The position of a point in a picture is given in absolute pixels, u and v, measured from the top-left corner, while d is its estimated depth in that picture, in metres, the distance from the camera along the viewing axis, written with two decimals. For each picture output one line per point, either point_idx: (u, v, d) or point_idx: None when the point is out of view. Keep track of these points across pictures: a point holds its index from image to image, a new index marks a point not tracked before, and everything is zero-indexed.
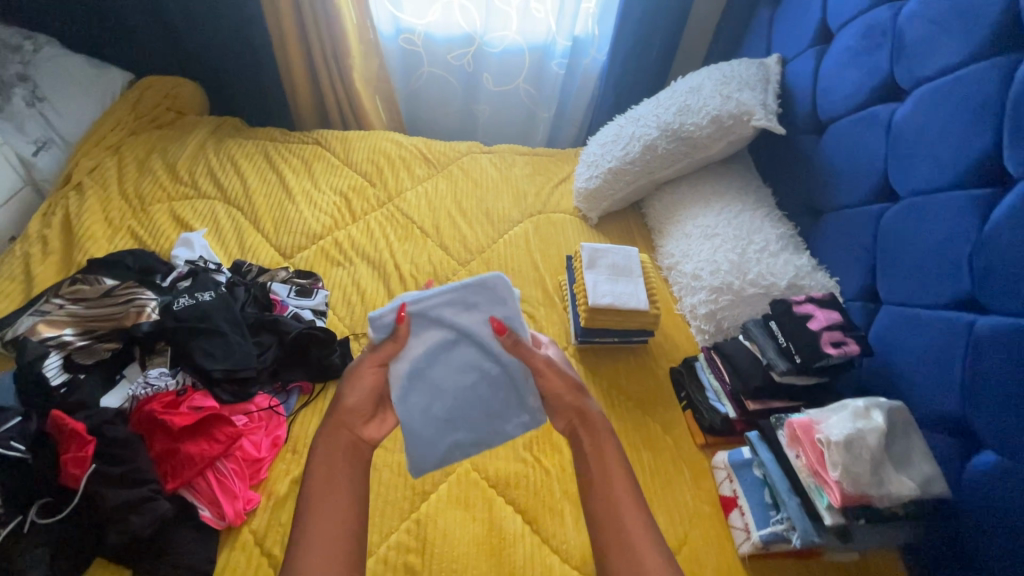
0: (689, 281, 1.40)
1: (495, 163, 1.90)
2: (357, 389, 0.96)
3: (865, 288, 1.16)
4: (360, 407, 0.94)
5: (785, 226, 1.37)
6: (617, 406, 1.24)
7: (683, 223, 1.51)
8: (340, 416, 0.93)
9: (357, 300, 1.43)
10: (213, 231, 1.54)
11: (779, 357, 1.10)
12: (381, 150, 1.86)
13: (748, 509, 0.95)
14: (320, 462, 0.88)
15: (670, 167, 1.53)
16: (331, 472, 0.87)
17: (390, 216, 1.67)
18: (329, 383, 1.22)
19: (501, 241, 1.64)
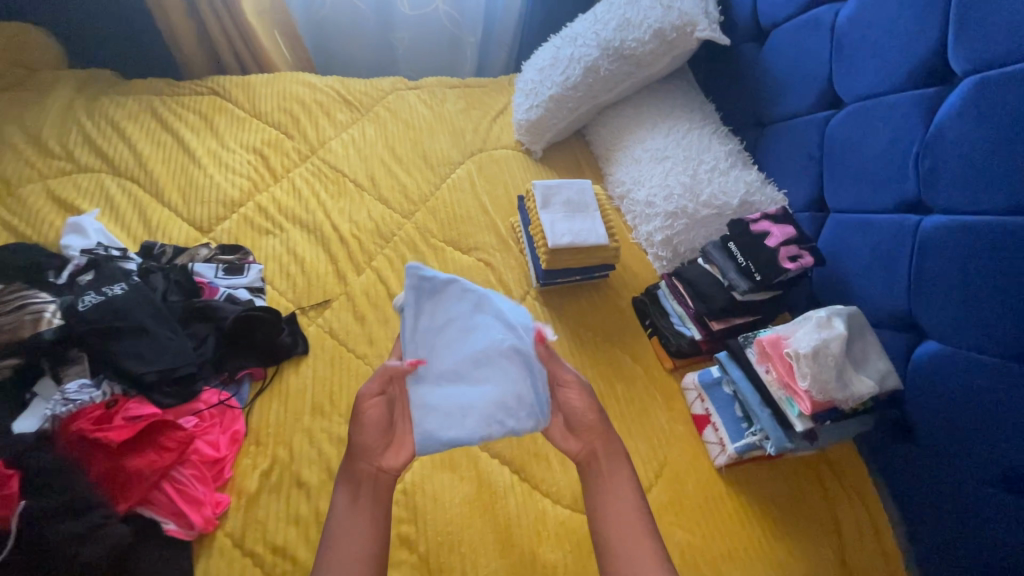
0: (643, 209, 1.38)
1: (424, 100, 1.73)
2: (377, 408, 0.94)
3: (813, 198, 1.18)
4: (370, 441, 0.92)
5: (731, 142, 1.35)
6: (585, 342, 1.24)
7: (631, 148, 1.46)
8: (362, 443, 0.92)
9: (296, 269, 1.29)
10: (108, 210, 1.32)
11: (739, 277, 1.10)
12: (292, 95, 1.64)
13: (722, 425, 1.05)
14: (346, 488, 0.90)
15: (613, 90, 1.45)
16: (357, 504, 0.88)
17: (318, 172, 1.50)
18: (282, 367, 1.13)
19: (445, 186, 1.52)
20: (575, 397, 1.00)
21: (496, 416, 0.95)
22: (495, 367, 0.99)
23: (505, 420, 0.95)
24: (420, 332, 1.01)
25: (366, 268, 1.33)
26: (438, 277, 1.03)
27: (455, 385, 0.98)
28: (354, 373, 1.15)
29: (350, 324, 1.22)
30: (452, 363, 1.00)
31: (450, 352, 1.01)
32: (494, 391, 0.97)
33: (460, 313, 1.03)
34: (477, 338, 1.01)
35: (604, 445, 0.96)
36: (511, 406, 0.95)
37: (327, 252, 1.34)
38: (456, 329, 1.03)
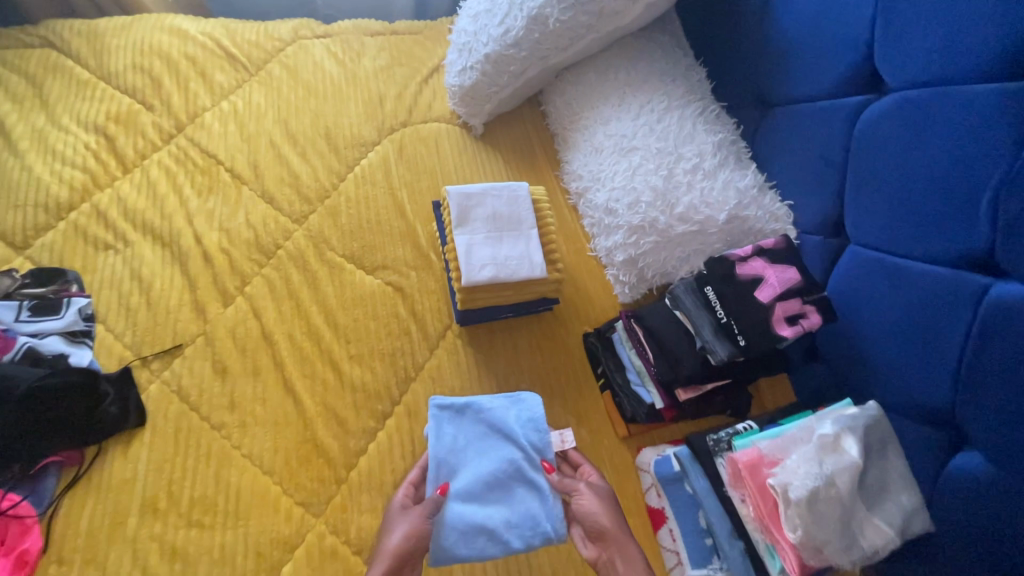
0: (602, 217, 1.04)
1: (334, 53, 1.33)
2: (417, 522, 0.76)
3: (827, 219, 0.86)
4: (412, 555, 0.74)
5: (721, 128, 1.00)
6: None
7: (591, 130, 1.09)
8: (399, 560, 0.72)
9: (139, 301, 0.99)
10: None
11: (717, 338, 0.78)
12: (154, 48, 1.24)
13: (680, 538, 0.81)
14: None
15: (567, 49, 1.08)
16: None
17: (183, 160, 1.15)
18: (104, 448, 0.86)
19: (351, 177, 1.17)
20: (591, 509, 0.80)
21: (508, 537, 0.79)
22: (510, 493, 0.83)
23: (515, 539, 0.80)
24: (441, 456, 0.83)
25: (236, 296, 1.02)
26: (458, 405, 0.87)
27: (470, 507, 0.81)
28: (203, 451, 0.88)
29: (205, 379, 0.94)
30: (468, 487, 0.82)
31: (465, 474, 0.83)
32: (509, 511, 0.82)
33: (477, 434, 0.86)
34: (493, 459, 0.85)
35: (622, 555, 0.75)
36: (524, 527, 0.81)
37: (184, 275, 1.02)
38: (473, 454, 0.85)
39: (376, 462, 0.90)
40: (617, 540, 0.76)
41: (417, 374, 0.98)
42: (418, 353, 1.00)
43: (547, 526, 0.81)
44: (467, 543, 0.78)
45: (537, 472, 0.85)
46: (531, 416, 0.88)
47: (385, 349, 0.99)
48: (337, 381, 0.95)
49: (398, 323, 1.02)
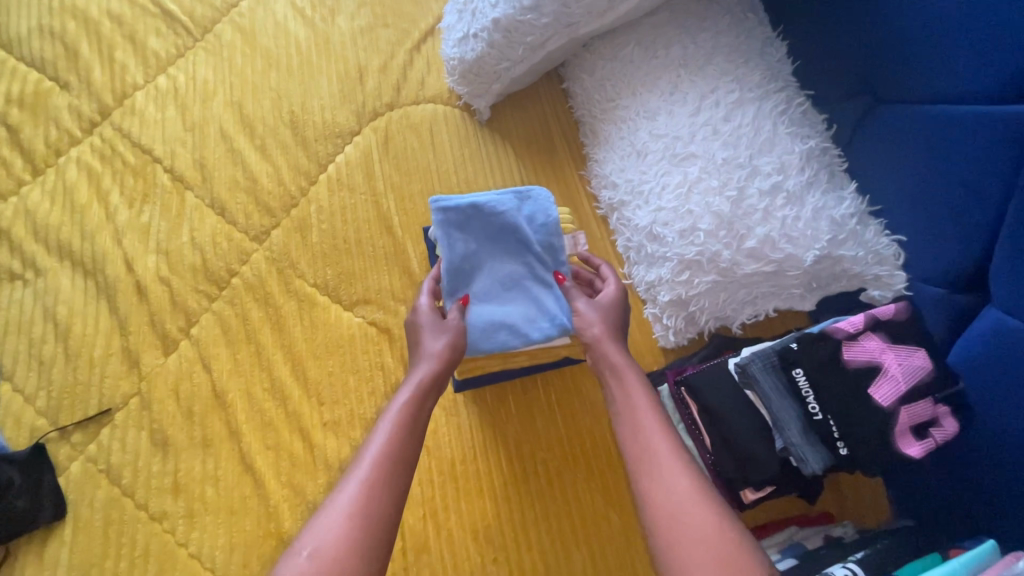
0: (643, 242, 0.81)
1: (300, 9, 1.04)
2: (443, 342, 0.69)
3: (956, 269, 0.64)
4: (442, 356, 0.67)
5: (809, 130, 0.75)
6: (532, 475, 0.79)
7: (630, 123, 0.84)
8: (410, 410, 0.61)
9: (55, 351, 0.78)
10: None
11: (810, 441, 0.59)
12: (68, 5, 0.97)
13: None
14: (376, 459, 0.55)
15: (604, 15, 0.82)
16: (410, 435, 0.59)
17: (110, 157, 0.91)
18: (14, 551, 0.69)
19: (323, 179, 0.93)
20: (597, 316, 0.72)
21: (530, 330, 0.74)
22: (528, 291, 0.76)
23: (537, 331, 0.74)
24: (454, 263, 0.74)
25: (180, 342, 0.81)
26: (465, 208, 0.75)
27: (487, 308, 0.74)
28: (138, 551, 0.70)
29: (140, 454, 0.75)
30: (486, 288, 0.75)
31: (481, 278, 0.76)
32: (528, 308, 0.75)
33: (490, 242, 0.75)
34: (512, 261, 0.77)
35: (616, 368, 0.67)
36: (545, 321, 0.74)
37: (112, 315, 0.81)
38: (485, 257, 0.76)
39: None
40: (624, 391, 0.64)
41: None
42: None
43: (566, 317, 0.74)
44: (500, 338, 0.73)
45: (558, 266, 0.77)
46: (544, 213, 0.79)
47: (368, 412, 0.80)
48: (308, 455, 0.77)
49: (384, 375, 0.82)
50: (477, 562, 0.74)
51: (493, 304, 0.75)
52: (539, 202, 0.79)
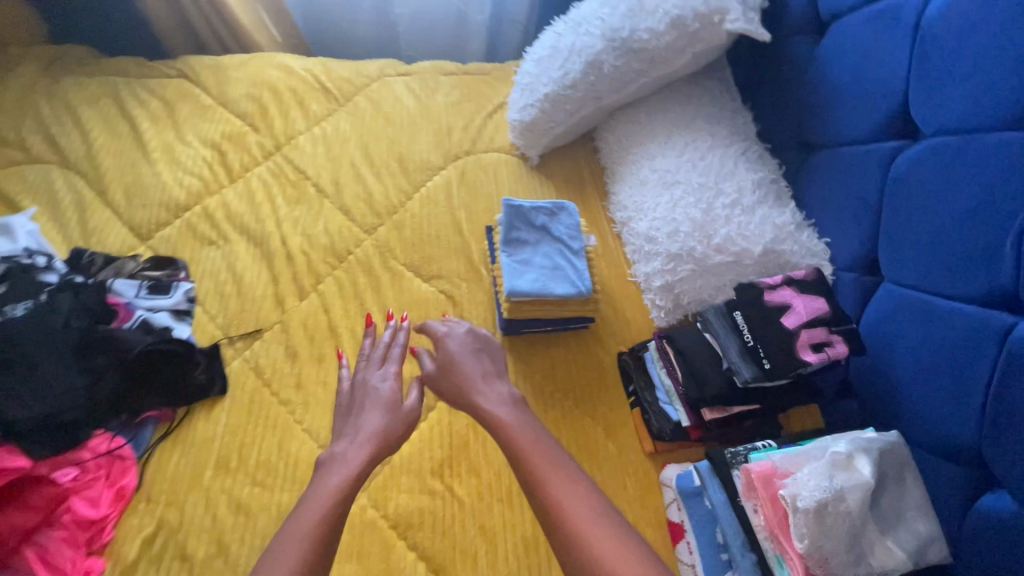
0: (643, 245, 1.11)
1: (413, 90, 1.51)
2: (375, 411, 0.90)
3: (861, 256, 0.90)
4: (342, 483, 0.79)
5: (762, 167, 1.06)
6: (551, 408, 1.04)
7: (637, 164, 1.18)
8: (308, 517, 0.72)
9: (232, 289, 1.15)
10: (50, 207, 1.23)
11: (743, 360, 0.83)
12: (264, 81, 1.47)
13: (697, 550, 0.86)
14: None
15: (621, 91, 1.17)
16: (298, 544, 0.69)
17: (277, 173, 1.33)
18: (193, 408, 1.00)
19: (417, 197, 1.31)
20: (472, 360, 0.95)
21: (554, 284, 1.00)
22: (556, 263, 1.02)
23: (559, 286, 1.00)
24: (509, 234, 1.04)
25: (311, 292, 1.16)
26: (522, 206, 1.06)
27: (523, 269, 1.01)
28: (271, 423, 1.00)
29: (278, 360, 1.07)
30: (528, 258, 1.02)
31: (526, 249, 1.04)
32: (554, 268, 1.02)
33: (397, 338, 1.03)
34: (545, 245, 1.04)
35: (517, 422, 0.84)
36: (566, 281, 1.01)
37: (270, 271, 1.18)
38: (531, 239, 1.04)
39: (416, 450, 0.97)
40: (519, 438, 0.80)
41: None
42: None
43: (582, 282, 1.01)
44: (533, 282, 0.99)
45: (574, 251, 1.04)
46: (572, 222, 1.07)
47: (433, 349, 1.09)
48: None
49: None
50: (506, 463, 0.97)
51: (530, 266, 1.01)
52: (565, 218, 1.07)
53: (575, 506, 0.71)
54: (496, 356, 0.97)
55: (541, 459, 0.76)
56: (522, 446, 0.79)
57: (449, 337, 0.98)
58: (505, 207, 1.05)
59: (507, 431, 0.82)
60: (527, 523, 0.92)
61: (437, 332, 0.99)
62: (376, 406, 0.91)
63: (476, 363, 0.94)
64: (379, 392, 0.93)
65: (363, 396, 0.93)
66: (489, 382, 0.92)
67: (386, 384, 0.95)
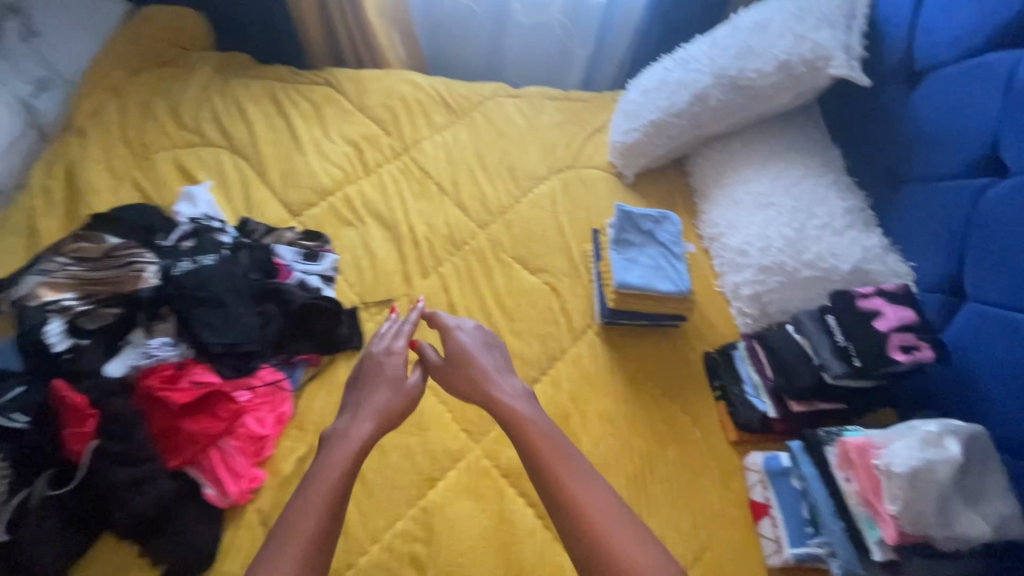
0: (734, 257, 1.24)
1: (523, 110, 1.70)
2: (386, 390, 0.99)
3: (947, 278, 1.00)
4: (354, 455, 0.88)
5: (852, 196, 1.18)
6: (643, 394, 1.16)
7: (731, 187, 1.32)
8: (328, 481, 0.82)
9: (367, 263, 1.33)
10: (220, 183, 1.46)
11: (834, 358, 0.96)
12: (396, 93, 1.69)
13: (783, 523, 0.97)
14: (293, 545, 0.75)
15: (723, 121, 1.32)
16: (318, 506, 0.79)
17: (405, 171, 1.53)
18: (336, 357, 1.17)
19: (525, 201, 1.48)
20: (480, 355, 1.04)
21: (659, 283, 1.14)
22: (660, 264, 1.16)
23: (663, 284, 1.14)
24: (619, 236, 1.18)
25: (433, 272, 1.33)
26: (631, 213, 1.21)
27: (631, 266, 1.15)
28: None
29: None
30: (636, 258, 1.16)
31: (633, 250, 1.18)
32: (658, 268, 1.16)
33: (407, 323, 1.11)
34: (650, 248, 1.18)
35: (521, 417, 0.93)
36: (669, 280, 1.15)
37: (398, 252, 1.36)
38: (638, 242, 1.18)
39: None
40: (528, 430, 0.90)
41: (562, 356, 1.21)
42: (564, 339, 1.23)
43: (682, 283, 1.15)
44: (640, 279, 1.13)
45: (676, 255, 1.18)
46: (674, 230, 1.21)
47: (539, 330, 1.23)
48: None
49: (552, 314, 1.26)
50: (601, 436, 1.09)
51: (637, 264, 1.15)
52: (667, 226, 1.21)
53: (579, 495, 0.81)
54: (501, 357, 1.06)
55: (550, 451, 0.87)
56: (530, 437, 0.89)
57: (459, 334, 1.07)
58: (618, 212, 1.20)
59: (516, 422, 0.92)
60: (620, 488, 1.03)
61: (445, 326, 1.09)
62: (385, 385, 1.00)
63: (485, 359, 1.04)
64: (390, 373, 1.02)
65: (374, 374, 1.02)
66: (495, 376, 1.01)
67: (397, 366, 1.03)
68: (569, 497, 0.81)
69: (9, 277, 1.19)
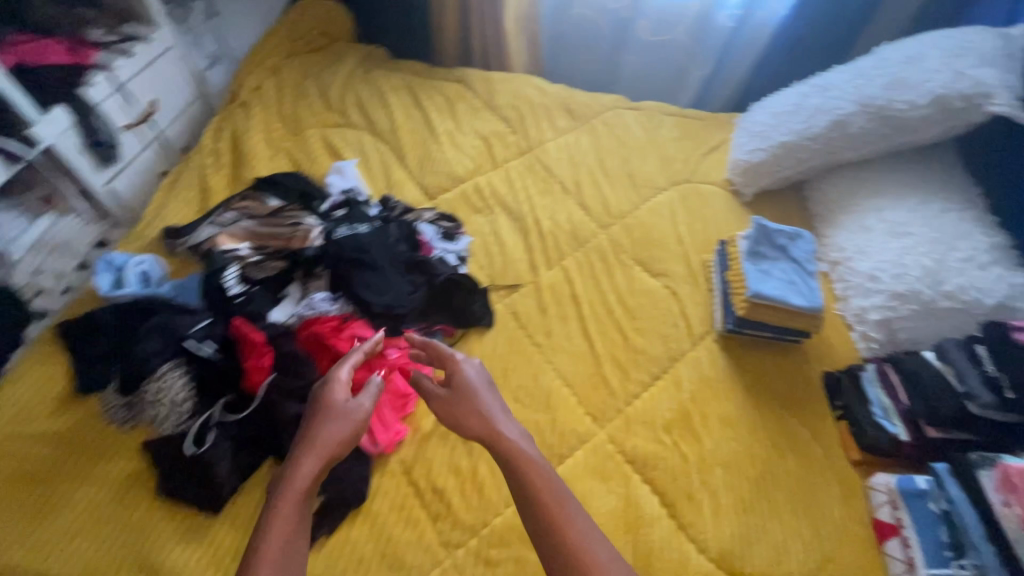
0: (863, 282, 1.25)
1: (642, 122, 1.76)
2: (357, 420, 0.88)
3: None
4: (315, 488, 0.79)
5: (996, 234, 1.18)
6: (763, 404, 1.18)
7: (861, 214, 1.34)
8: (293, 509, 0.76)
9: (496, 249, 1.41)
10: (363, 161, 1.58)
11: (982, 387, 1.00)
12: (523, 95, 1.78)
13: (920, 544, 0.96)
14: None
15: (859, 149, 1.35)
16: (285, 537, 0.73)
17: (530, 167, 1.61)
18: (469, 330, 1.24)
19: (646, 207, 1.53)
20: (475, 391, 0.94)
21: (793, 295, 1.17)
22: (794, 278, 1.20)
23: (796, 297, 1.17)
24: (752, 248, 1.25)
25: (557, 264, 1.40)
26: (765, 227, 1.27)
27: (765, 277, 1.20)
28: (527, 360, 1.21)
29: (532, 311, 1.30)
30: (769, 270, 1.21)
31: (766, 263, 1.23)
32: (791, 282, 1.20)
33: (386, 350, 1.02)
34: (783, 262, 1.23)
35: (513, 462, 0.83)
36: (802, 295, 1.18)
37: (525, 242, 1.44)
38: (771, 255, 1.24)
39: (648, 406, 1.15)
40: (522, 473, 0.81)
41: (682, 357, 1.24)
42: (684, 341, 1.26)
43: (817, 299, 1.17)
44: (774, 290, 1.18)
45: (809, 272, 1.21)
46: (808, 248, 1.25)
47: (660, 330, 1.28)
48: (622, 343, 1.26)
49: (672, 317, 1.30)
50: (721, 438, 1.12)
51: (770, 276, 1.20)
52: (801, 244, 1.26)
53: (583, 545, 0.72)
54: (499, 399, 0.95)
55: (544, 496, 0.77)
56: (525, 480, 0.80)
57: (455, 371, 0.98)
58: (754, 224, 1.27)
59: (513, 464, 0.82)
60: (741, 489, 1.06)
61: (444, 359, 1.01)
62: (352, 413, 0.89)
63: (489, 398, 0.94)
64: (358, 401, 0.91)
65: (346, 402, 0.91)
66: (490, 415, 0.90)
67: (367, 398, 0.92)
68: (570, 545, 0.72)
69: (188, 224, 1.33)
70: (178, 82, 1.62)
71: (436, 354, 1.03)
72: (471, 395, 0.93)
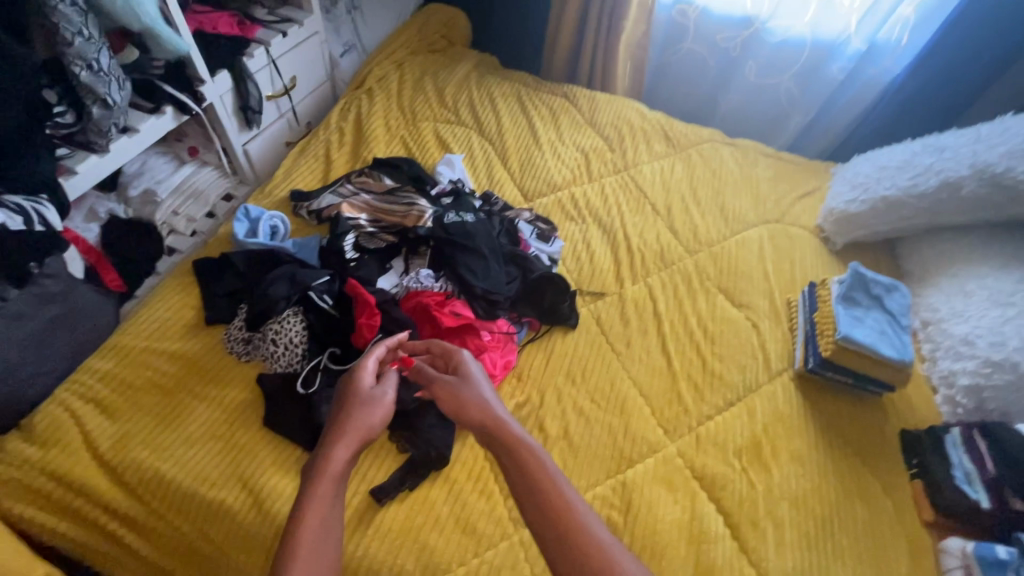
0: (956, 345, 1.24)
1: (737, 158, 1.80)
2: (380, 409, 0.91)
3: None
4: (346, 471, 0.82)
5: None
6: (836, 448, 1.18)
7: (959, 278, 1.33)
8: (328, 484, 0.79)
9: (585, 257, 1.48)
10: (469, 157, 1.68)
11: None
12: (624, 117, 1.85)
13: None
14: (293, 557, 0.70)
15: (966, 213, 1.35)
16: (319, 511, 0.76)
17: (624, 186, 1.67)
18: (554, 328, 1.31)
19: (734, 240, 1.56)
20: (476, 383, 0.96)
21: (883, 345, 1.18)
22: (886, 329, 1.22)
23: (887, 347, 1.18)
24: (846, 293, 1.28)
25: (642, 280, 1.45)
26: (860, 275, 1.31)
27: (856, 322, 1.23)
28: (606, 364, 1.26)
29: (614, 320, 1.35)
30: (861, 317, 1.24)
31: (858, 310, 1.26)
32: (882, 333, 1.22)
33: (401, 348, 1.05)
34: (875, 312, 1.25)
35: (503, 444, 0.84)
36: (893, 346, 1.19)
37: (613, 254, 1.49)
38: (864, 302, 1.27)
39: (720, 429, 1.18)
40: (516, 451, 0.82)
41: (757, 389, 1.26)
42: (760, 374, 1.28)
43: (907, 354, 1.18)
44: (865, 336, 1.20)
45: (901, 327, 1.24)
46: (901, 304, 1.28)
47: (738, 358, 1.30)
48: (699, 365, 1.29)
49: (751, 349, 1.33)
50: (791, 473, 1.13)
51: (862, 322, 1.23)
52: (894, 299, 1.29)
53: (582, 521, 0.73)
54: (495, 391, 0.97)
55: (535, 472, 0.79)
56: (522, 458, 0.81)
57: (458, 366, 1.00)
58: (851, 270, 1.31)
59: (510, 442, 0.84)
60: (807, 525, 1.07)
61: (446, 353, 1.03)
62: (374, 401, 0.92)
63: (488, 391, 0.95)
64: (379, 390, 0.94)
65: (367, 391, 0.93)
66: (488, 402, 0.92)
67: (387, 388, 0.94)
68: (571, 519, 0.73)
69: (312, 190, 1.46)
70: (317, 64, 1.79)
71: (440, 353, 1.04)
72: (471, 383, 0.95)
